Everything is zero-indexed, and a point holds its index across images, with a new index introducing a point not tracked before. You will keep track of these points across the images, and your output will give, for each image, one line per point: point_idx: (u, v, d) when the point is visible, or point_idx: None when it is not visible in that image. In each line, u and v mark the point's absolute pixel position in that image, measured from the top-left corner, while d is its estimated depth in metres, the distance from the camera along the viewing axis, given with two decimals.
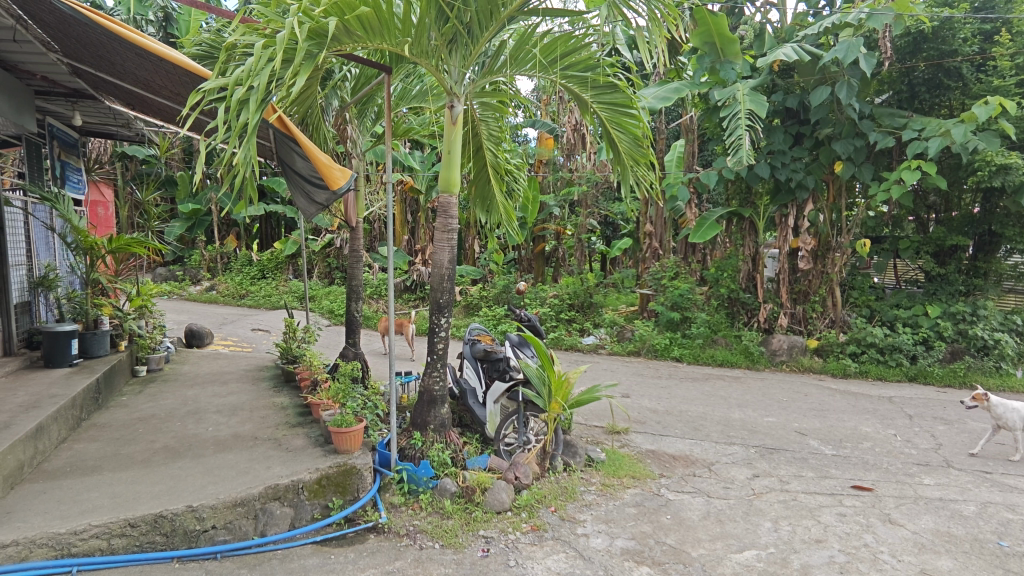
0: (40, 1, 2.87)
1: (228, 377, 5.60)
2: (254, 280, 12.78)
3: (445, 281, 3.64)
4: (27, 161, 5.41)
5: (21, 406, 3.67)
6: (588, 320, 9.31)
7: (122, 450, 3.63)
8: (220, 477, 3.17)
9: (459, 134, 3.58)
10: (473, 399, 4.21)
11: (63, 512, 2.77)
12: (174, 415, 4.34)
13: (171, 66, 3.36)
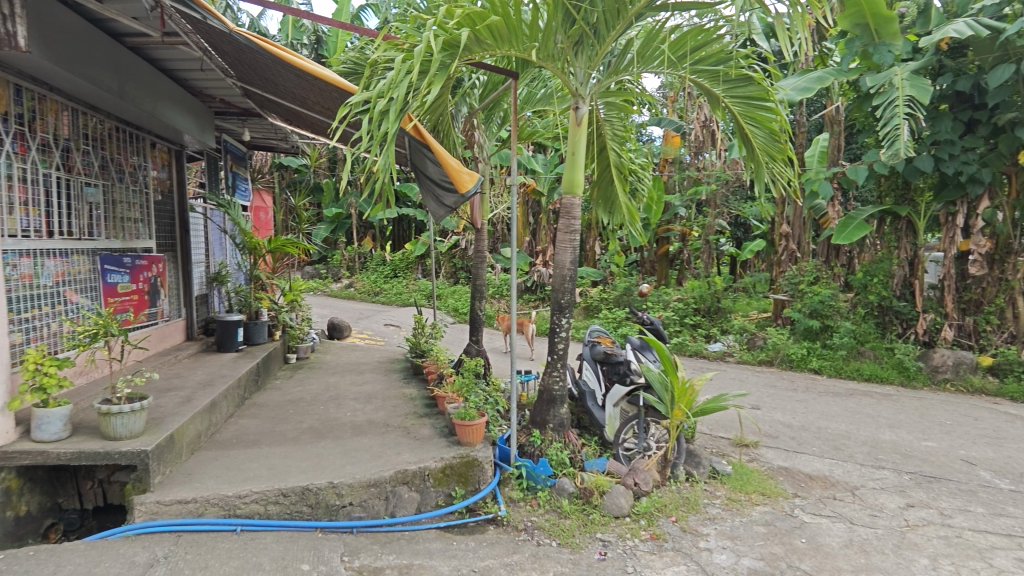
0: (221, 35, 3.29)
1: (365, 367, 6.07)
2: (387, 279, 13.73)
3: (567, 281, 3.66)
4: (206, 173, 6.27)
5: (199, 383, 4.26)
6: (715, 326, 8.87)
7: (277, 427, 4.08)
8: (357, 459, 3.45)
9: (583, 136, 3.59)
10: (592, 401, 4.20)
11: (230, 478, 3.18)
12: (319, 399, 4.79)
13: (323, 84, 3.70)
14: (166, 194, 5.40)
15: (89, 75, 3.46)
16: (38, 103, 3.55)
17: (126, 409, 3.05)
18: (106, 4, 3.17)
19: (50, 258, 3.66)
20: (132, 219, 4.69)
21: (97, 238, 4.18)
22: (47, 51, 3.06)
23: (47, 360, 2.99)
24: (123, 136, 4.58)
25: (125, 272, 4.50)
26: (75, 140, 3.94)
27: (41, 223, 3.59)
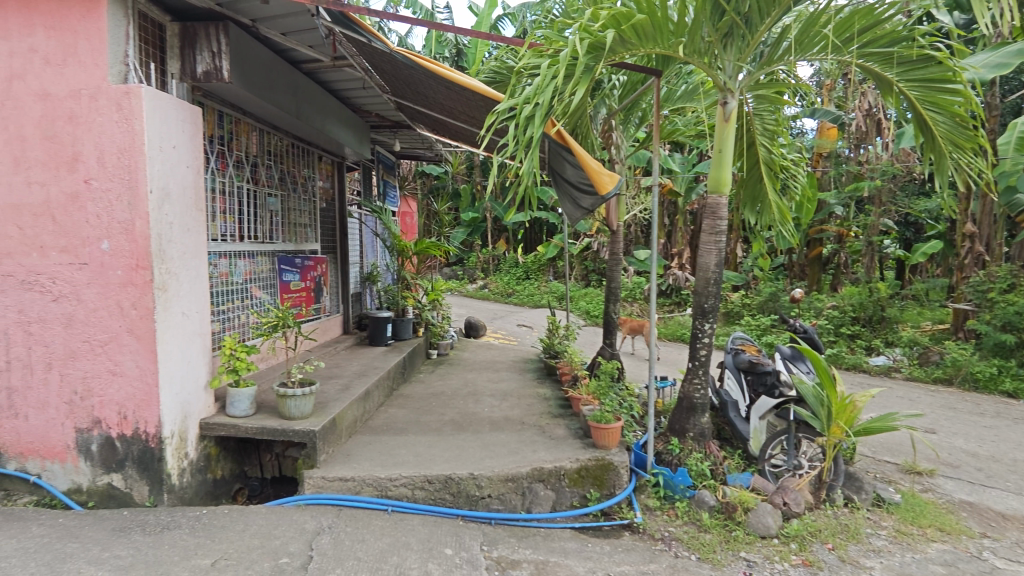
0: (382, 55, 3.59)
1: (501, 365, 6.28)
2: (520, 281, 14.10)
3: (711, 285, 3.50)
4: (362, 182, 6.89)
5: (355, 373, 4.69)
6: (878, 337, 7.97)
7: (422, 418, 4.36)
8: (495, 453, 3.58)
9: (731, 132, 3.42)
10: (735, 412, 3.98)
11: (382, 461, 3.46)
12: (459, 394, 5.05)
13: (470, 94, 3.89)
14: (329, 201, 6.00)
15: (274, 99, 3.96)
16: (235, 125, 4.13)
17: (298, 392, 3.45)
18: (289, 36, 3.64)
19: (241, 258, 4.24)
20: (303, 224, 5.28)
21: (276, 241, 4.77)
22: (244, 81, 3.55)
23: (239, 346, 3.47)
24: (297, 152, 5.16)
25: (297, 272, 5.07)
26: (261, 157, 4.53)
27: (235, 228, 4.17)
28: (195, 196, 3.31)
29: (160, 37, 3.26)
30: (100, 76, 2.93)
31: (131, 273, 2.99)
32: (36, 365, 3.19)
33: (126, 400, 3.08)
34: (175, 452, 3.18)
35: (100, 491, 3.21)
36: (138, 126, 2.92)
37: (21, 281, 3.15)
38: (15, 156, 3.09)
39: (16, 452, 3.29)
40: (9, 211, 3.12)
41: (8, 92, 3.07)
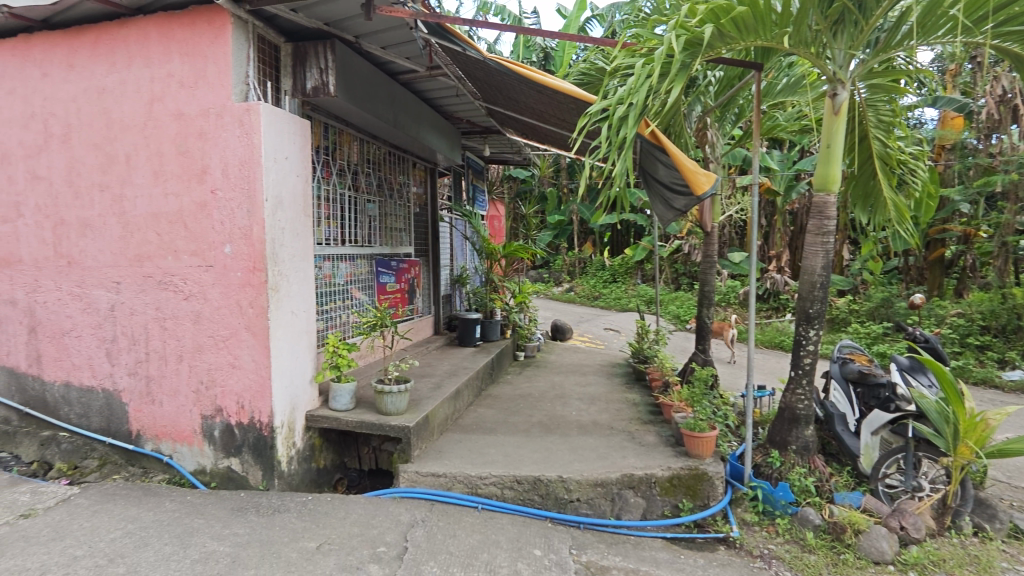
0: (476, 63, 3.66)
1: (588, 369, 6.24)
2: (607, 283, 13.94)
3: (817, 289, 3.29)
4: (453, 187, 7.09)
5: (446, 372, 4.83)
6: (1013, 349, 7.13)
7: (510, 418, 4.42)
8: (583, 457, 3.56)
9: (842, 125, 3.20)
10: (842, 425, 3.69)
11: (473, 459, 3.54)
12: (546, 396, 5.06)
13: (560, 97, 3.89)
14: (422, 206, 6.23)
15: (375, 110, 4.17)
16: (338, 136, 4.40)
17: (395, 389, 3.60)
18: (389, 50, 3.83)
19: (342, 261, 4.49)
20: (398, 229, 5.52)
21: (374, 245, 5.01)
22: (348, 93, 3.77)
23: (341, 344, 3.69)
24: (393, 159, 5.40)
25: (393, 274, 5.30)
26: (361, 165, 4.78)
27: (338, 233, 4.43)
28: (304, 203, 3.55)
29: (274, 57, 3.53)
30: (225, 96, 3.22)
31: (249, 275, 3.26)
32: (169, 357, 3.56)
33: (244, 391, 3.36)
34: (285, 441, 3.42)
35: (221, 473, 3.52)
36: (256, 139, 3.18)
37: (158, 281, 3.53)
38: (155, 170, 3.47)
39: (153, 434, 3.68)
40: (150, 219, 3.50)
41: (150, 113, 3.45)
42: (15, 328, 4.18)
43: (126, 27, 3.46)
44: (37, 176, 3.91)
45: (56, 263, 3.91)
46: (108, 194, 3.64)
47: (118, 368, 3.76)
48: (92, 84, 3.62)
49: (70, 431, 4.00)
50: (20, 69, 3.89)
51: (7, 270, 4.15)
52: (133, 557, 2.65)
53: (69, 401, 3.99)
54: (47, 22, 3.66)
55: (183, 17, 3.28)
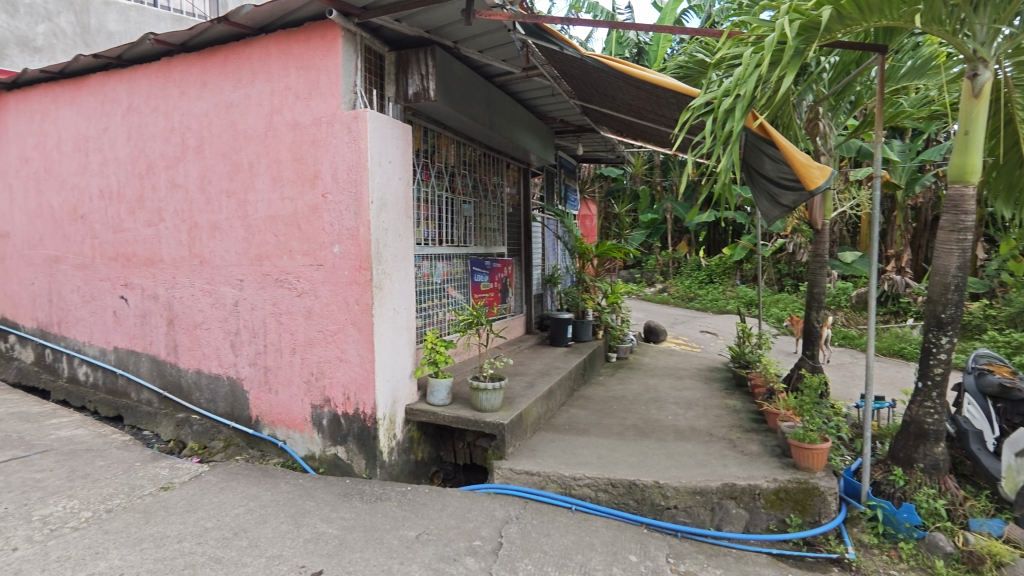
0: (574, 61, 3.62)
1: (684, 372, 6.02)
2: (703, 284, 13.40)
3: (950, 292, 2.98)
4: (546, 187, 7.11)
5: (539, 372, 4.85)
6: None
7: (604, 420, 4.36)
8: (681, 463, 3.44)
9: (983, 109, 2.87)
10: (978, 444, 3.31)
11: (566, 460, 3.52)
12: (640, 399, 4.94)
13: (660, 92, 3.77)
14: (516, 207, 6.30)
15: (472, 113, 4.26)
16: (437, 139, 4.54)
17: (489, 386, 3.67)
18: (485, 53, 3.91)
19: (440, 261, 4.63)
20: (492, 229, 5.61)
21: (470, 245, 5.12)
22: (447, 98, 3.87)
23: (438, 341, 3.78)
24: (488, 160, 5.50)
25: (486, 273, 5.36)
26: (458, 167, 4.90)
27: (436, 233, 4.57)
28: (405, 204, 3.70)
29: (380, 66, 3.71)
30: (336, 105, 3.43)
31: (356, 273, 3.44)
32: (284, 349, 3.83)
33: (350, 383, 3.55)
34: (387, 433, 3.58)
35: (328, 460, 3.74)
36: (363, 145, 3.35)
37: (276, 279, 3.82)
38: (274, 176, 3.75)
39: (269, 420, 3.99)
40: (269, 222, 3.80)
41: (270, 124, 3.73)
42: (157, 321, 4.69)
43: (250, 46, 3.77)
44: (176, 184, 4.36)
45: (190, 262, 4.34)
46: (234, 200, 3.98)
47: (241, 358, 4.11)
48: (221, 100, 3.98)
49: (201, 415, 4.43)
50: (163, 89, 4.36)
51: (151, 269, 4.67)
52: (254, 532, 2.89)
53: (200, 387, 4.42)
54: (185, 45, 4.08)
55: (299, 34, 3.53)
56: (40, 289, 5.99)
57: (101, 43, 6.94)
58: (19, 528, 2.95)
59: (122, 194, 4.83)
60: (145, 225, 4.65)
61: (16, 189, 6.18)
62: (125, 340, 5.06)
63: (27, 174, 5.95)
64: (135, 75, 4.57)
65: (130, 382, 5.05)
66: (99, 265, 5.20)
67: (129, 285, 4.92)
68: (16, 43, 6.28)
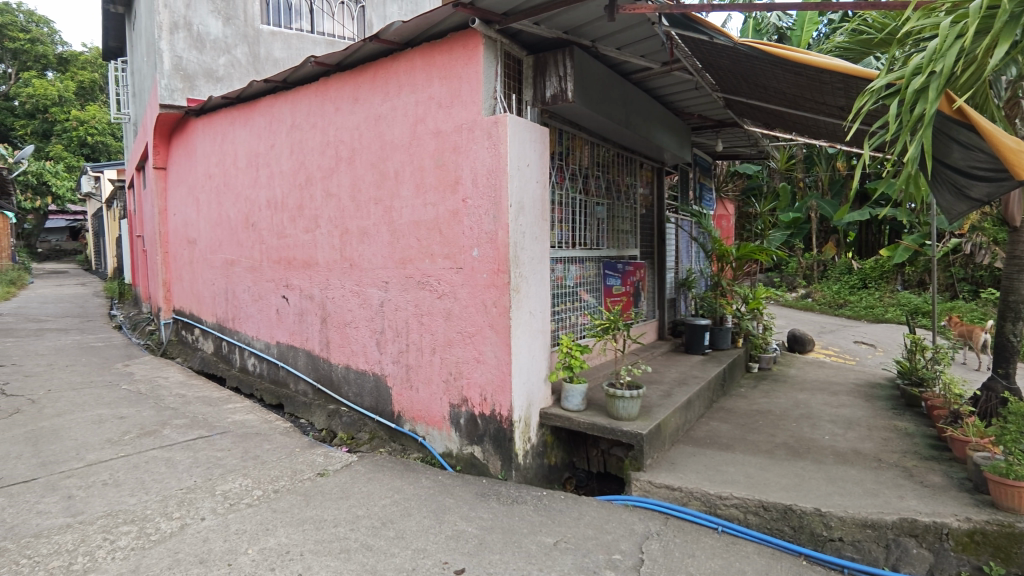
0: (723, 50, 3.37)
1: (839, 388, 5.43)
2: (854, 290, 12.12)
3: None
4: (679, 186, 6.80)
5: (675, 380, 4.61)
6: None
7: (749, 436, 4.04)
8: (846, 490, 3.07)
9: None
10: None
11: (711, 477, 3.30)
12: (790, 415, 4.52)
13: (823, 76, 3.40)
14: (649, 208, 6.08)
15: (609, 112, 4.16)
16: (572, 141, 4.48)
17: (627, 394, 3.54)
18: (624, 49, 3.81)
19: (573, 264, 4.57)
20: (625, 231, 5.45)
21: (602, 248, 5.01)
22: (585, 98, 3.81)
23: (574, 345, 3.72)
24: (621, 160, 5.35)
25: (618, 277, 5.22)
26: (592, 169, 4.81)
27: (569, 236, 4.52)
28: (542, 208, 3.69)
29: (518, 70, 3.74)
30: (477, 112, 3.50)
31: (494, 276, 3.48)
32: (425, 349, 3.99)
33: (487, 384, 3.61)
34: (522, 435, 3.58)
35: (465, 458, 3.82)
36: (503, 150, 3.38)
37: (418, 281, 3.98)
38: (418, 183, 3.92)
39: (410, 416, 4.18)
40: (412, 227, 3.98)
41: (414, 133, 3.91)
42: (313, 319, 5.13)
43: (397, 61, 3.98)
44: (331, 194, 4.73)
45: (342, 264, 4.68)
46: (381, 206, 4.23)
47: (385, 356, 4.35)
48: (371, 113, 4.24)
49: (349, 407, 4.76)
50: (320, 105, 4.76)
51: (309, 271, 5.12)
52: (400, 524, 3.02)
53: (349, 381, 4.75)
54: (340, 65, 4.40)
55: (443, 44, 3.66)
56: (219, 289, 6.82)
57: (268, 69, 7.76)
58: (205, 500, 3.35)
59: (285, 204, 5.35)
60: (304, 231, 5.10)
61: (202, 201, 7.10)
62: (286, 336, 5.59)
63: (211, 188, 6.81)
64: (297, 95, 5.04)
65: (290, 374, 5.57)
66: (266, 267, 5.79)
67: (290, 286, 5.43)
68: (202, 75, 7.23)
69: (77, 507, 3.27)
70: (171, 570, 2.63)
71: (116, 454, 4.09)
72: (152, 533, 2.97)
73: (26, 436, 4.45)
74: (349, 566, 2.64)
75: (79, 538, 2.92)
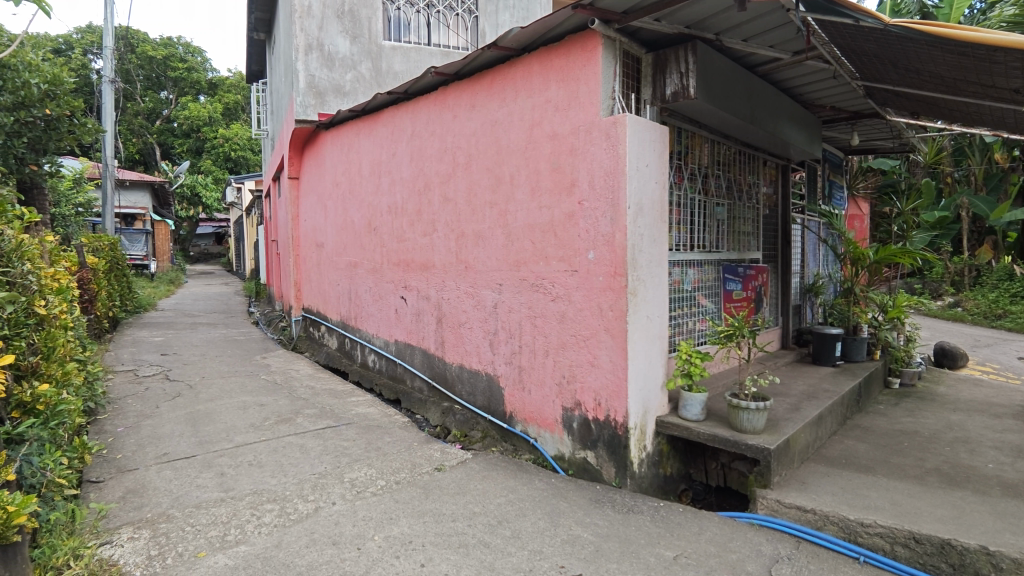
0: (870, 31, 3.04)
1: (1002, 410, 4.76)
2: (1017, 298, 10.65)
3: None
4: (807, 185, 6.32)
5: (803, 393, 4.27)
6: None
7: (893, 458, 3.65)
8: (1020, 529, 2.67)
9: None
10: None
11: (850, 500, 3.02)
12: (942, 438, 4.02)
13: (994, 54, 2.98)
14: (772, 208, 5.70)
15: (733, 108, 3.96)
16: (691, 140, 4.31)
17: (752, 405, 3.33)
18: (751, 41, 3.63)
19: (690, 268, 4.38)
20: (746, 233, 5.15)
21: (722, 250, 4.77)
22: (709, 94, 3.64)
23: (694, 352, 3.57)
24: (743, 158, 5.06)
25: (739, 281, 4.94)
26: (711, 167, 4.59)
27: (687, 238, 4.33)
28: (661, 208, 3.58)
29: (637, 69, 3.66)
30: (594, 113, 3.47)
31: (610, 279, 3.43)
32: (538, 351, 4.01)
33: (602, 389, 3.55)
34: (638, 443, 3.48)
35: (577, 462, 3.78)
36: (622, 150, 3.32)
37: (532, 283, 4.02)
38: (533, 186, 3.96)
39: (523, 417, 4.21)
40: (527, 230, 4.02)
41: (531, 137, 3.95)
42: (429, 319, 5.34)
43: (514, 66, 4.05)
44: (448, 198, 4.91)
45: (458, 267, 4.83)
46: (496, 210, 4.32)
47: (498, 356, 4.43)
48: (488, 119, 4.35)
49: (463, 405, 4.89)
50: (439, 114, 4.95)
51: (426, 273, 5.34)
52: (515, 524, 3.05)
53: (463, 379, 4.89)
54: (458, 74, 4.56)
55: (561, 47, 3.66)
56: (344, 289, 7.31)
57: (389, 82, 8.11)
58: (335, 486, 3.59)
59: (405, 209, 5.62)
60: (422, 235, 5.33)
61: (329, 208, 7.66)
62: (403, 335, 5.87)
63: (337, 195, 7.33)
64: (417, 105, 5.29)
65: (407, 371, 5.85)
66: (387, 269, 6.12)
67: (408, 287, 5.69)
68: (331, 90, 7.83)
69: (229, 483, 3.64)
70: (309, 548, 2.84)
71: (258, 438, 4.50)
72: (291, 512, 3.23)
73: (186, 418, 5.03)
74: (468, 561, 2.70)
75: (231, 511, 3.24)
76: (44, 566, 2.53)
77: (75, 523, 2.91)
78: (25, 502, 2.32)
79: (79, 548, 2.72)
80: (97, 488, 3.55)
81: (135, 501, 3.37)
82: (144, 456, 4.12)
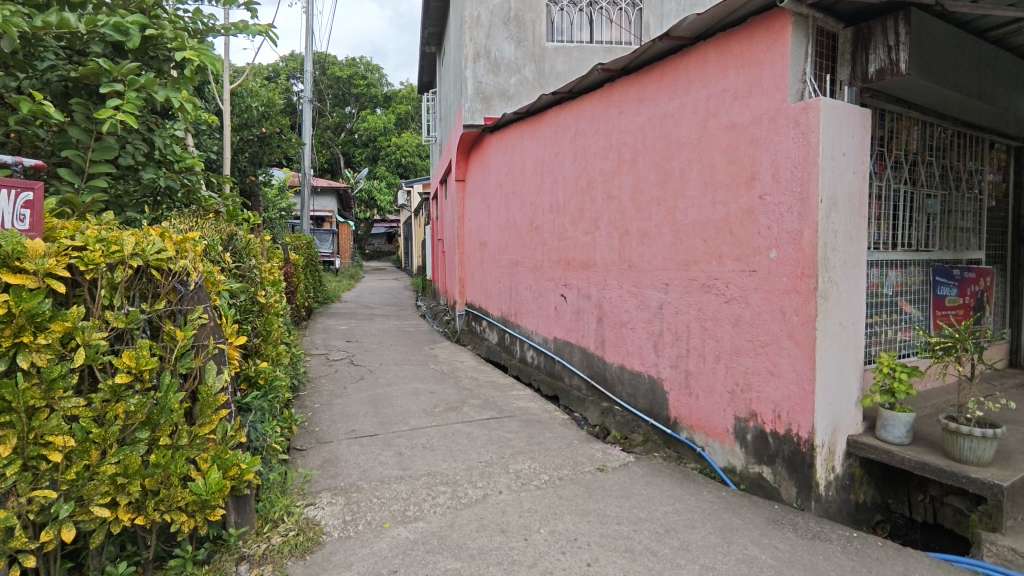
0: None
1: None
2: None
3: None
4: None
5: None
6: None
7: None
8: None
9: None
10: None
11: None
12: None
13: None
14: (1000, 199, 4.79)
15: (956, 82, 3.38)
16: (897, 123, 3.77)
17: (977, 433, 2.81)
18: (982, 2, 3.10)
19: (893, 269, 3.84)
20: (965, 229, 4.39)
21: (932, 249, 4.12)
22: (924, 68, 3.16)
23: (898, 365, 3.11)
24: (964, 142, 4.31)
25: (954, 286, 4.23)
26: (922, 153, 3.97)
27: (889, 236, 3.80)
28: (860, 202, 3.18)
29: (833, 47, 3.29)
30: (781, 99, 3.18)
31: (796, 281, 3.13)
32: (708, 356, 3.79)
33: (782, 400, 3.25)
34: (825, 463, 3.14)
35: (751, 477, 3.50)
36: (813, 138, 3.01)
37: (703, 284, 3.81)
38: (706, 181, 3.74)
39: (688, 424, 4.01)
40: (698, 227, 3.82)
41: (705, 129, 3.74)
42: (590, 317, 5.31)
43: (687, 56, 3.87)
44: (612, 196, 4.84)
45: (621, 265, 4.75)
46: (664, 207, 4.17)
47: (663, 359, 4.27)
48: (657, 113, 4.21)
49: (623, 407, 4.79)
50: (605, 111, 4.91)
51: (587, 271, 5.32)
52: (685, 535, 2.92)
53: (623, 380, 4.80)
54: (625, 69, 4.48)
55: (742, 31, 3.41)
56: (505, 287, 7.58)
57: (552, 83, 8.21)
58: (501, 475, 3.73)
59: (567, 208, 5.67)
60: (585, 233, 5.32)
61: (493, 208, 7.99)
62: (563, 333, 5.91)
63: (501, 196, 7.62)
64: (582, 103, 5.29)
65: (566, 368, 5.89)
66: (548, 267, 6.22)
67: (568, 285, 5.74)
68: (497, 95, 8.15)
69: (406, 462, 3.96)
70: (479, 532, 2.98)
71: (430, 423, 4.84)
72: (462, 496, 3.41)
73: (368, 399, 5.58)
74: (636, 567, 2.64)
75: (410, 489, 3.51)
76: (265, 517, 2.98)
77: (287, 484, 3.36)
78: (253, 462, 2.73)
79: (290, 506, 3.14)
80: (301, 456, 4.07)
81: (331, 470, 3.81)
82: (337, 431, 4.64)
